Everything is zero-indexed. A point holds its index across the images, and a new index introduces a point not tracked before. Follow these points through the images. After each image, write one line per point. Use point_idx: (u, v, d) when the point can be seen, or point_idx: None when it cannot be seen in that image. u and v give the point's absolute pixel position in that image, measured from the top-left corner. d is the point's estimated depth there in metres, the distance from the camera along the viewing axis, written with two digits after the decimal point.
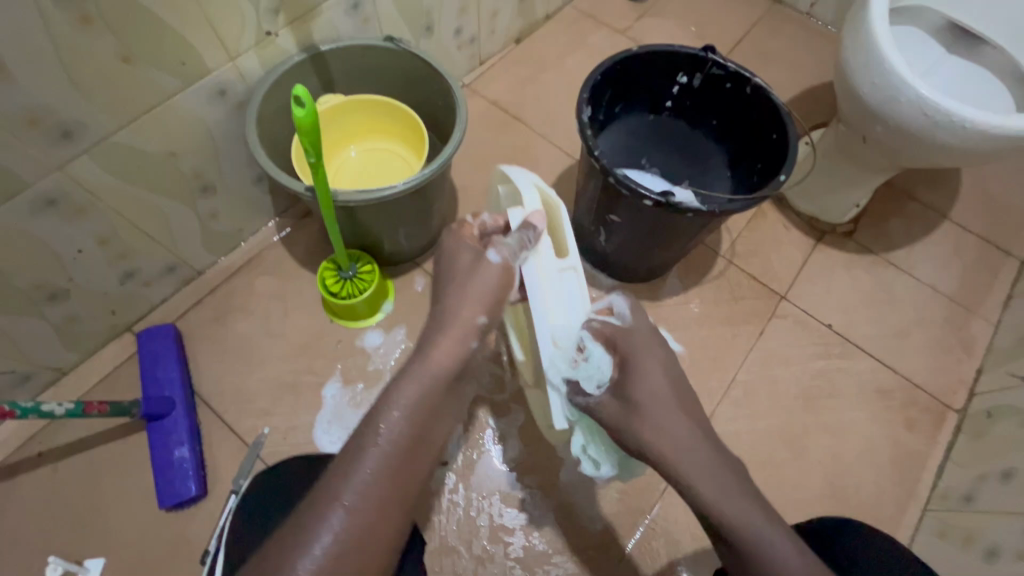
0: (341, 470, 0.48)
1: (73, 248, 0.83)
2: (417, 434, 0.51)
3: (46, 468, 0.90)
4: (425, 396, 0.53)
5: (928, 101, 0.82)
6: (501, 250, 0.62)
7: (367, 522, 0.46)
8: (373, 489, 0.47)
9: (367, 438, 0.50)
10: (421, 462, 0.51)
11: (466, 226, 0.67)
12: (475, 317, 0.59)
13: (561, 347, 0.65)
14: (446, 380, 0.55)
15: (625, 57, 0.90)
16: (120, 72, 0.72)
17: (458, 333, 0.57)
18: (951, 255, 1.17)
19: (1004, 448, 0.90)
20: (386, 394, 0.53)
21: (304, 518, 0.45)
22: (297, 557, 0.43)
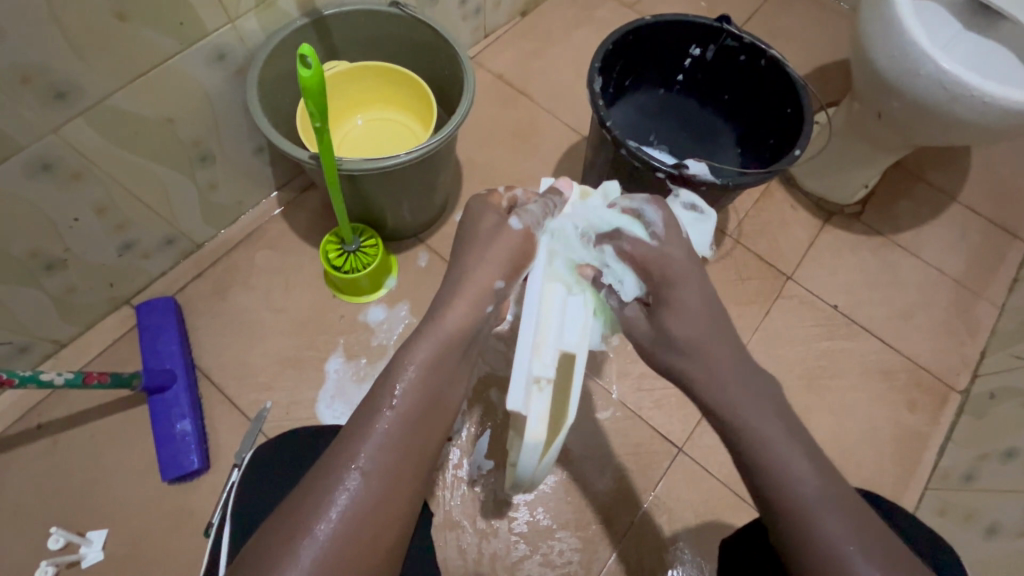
0: (354, 433, 0.47)
1: (69, 217, 0.81)
2: (432, 396, 0.50)
3: (46, 440, 0.89)
4: (439, 355, 0.51)
5: (948, 74, 0.80)
6: (524, 218, 0.59)
7: (383, 486, 0.45)
8: (388, 453, 0.46)
9: (380, 402, 0.49)
10: (436, 427, 0.50)
11: (496, 194, 0.62)
12: (492, 281, 0.55)
13: (541, 348, 0.52)
14: (460, 343, 0.53)
15: (637, 26, 0.88)
16: (115, 30, 0.69)
17: (473, 295, 0.54)
18: (958, 237, 1.16)
19: (1007, 428, 0.90)
20: (399, 356, 0.51)
21: (319, 479, 0.45)
22: (312, 518, 0.42)
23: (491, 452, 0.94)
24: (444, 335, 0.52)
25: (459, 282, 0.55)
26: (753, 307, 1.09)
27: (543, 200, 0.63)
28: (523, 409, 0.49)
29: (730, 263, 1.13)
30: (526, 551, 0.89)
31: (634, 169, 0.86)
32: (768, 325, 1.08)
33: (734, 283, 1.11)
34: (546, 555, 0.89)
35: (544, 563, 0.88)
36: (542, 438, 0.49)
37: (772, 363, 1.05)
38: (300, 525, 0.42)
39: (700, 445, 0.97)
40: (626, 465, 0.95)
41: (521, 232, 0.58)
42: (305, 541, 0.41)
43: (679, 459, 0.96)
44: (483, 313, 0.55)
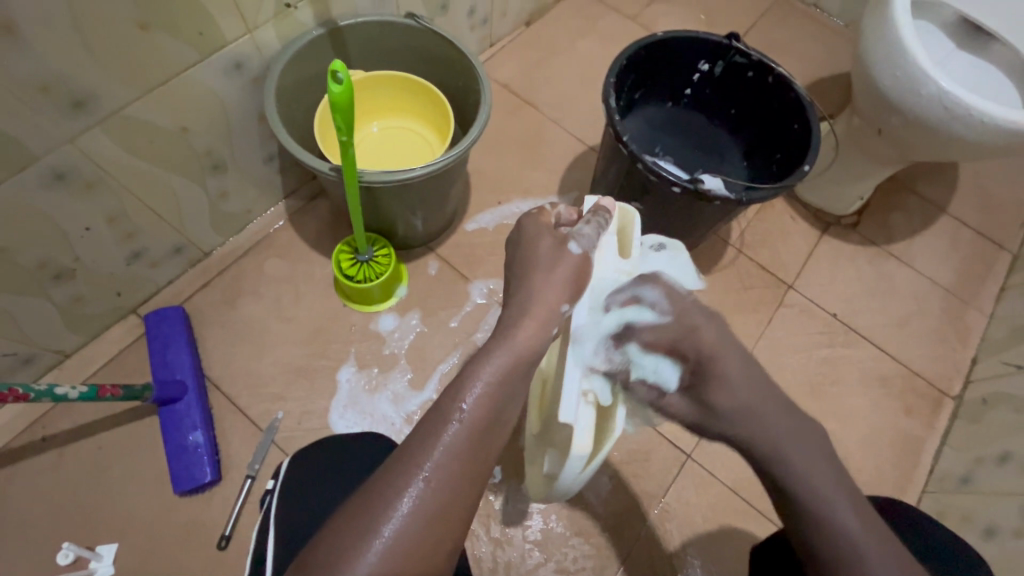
0: (421, 437, 0.48)
1: (80, 226, 0.79)
2: (492, 414, 0.50)
3: (52, 453, 0.88)
4: (503, 373, 0.52)
5: (948, 95, 0.83)
6: (581, 242, 0.61)
7: (446, 492, 0.46)
8: (452, 460, 0.47)
9: (449, 408, 0.49)
10: (497, 436, 0.50)
11: (546, 212, 0.65)
12: (559, 303, 0.57)
13: (591, 371, 0.59)
14: (526, 361, 0.53)
15: (650, 42, 0.90)
16: (136, 40, 0.68)
17: (542, 316, 0.56)
18: (949, 247, 1.20)
19: (1001, 433, 0.94)
20: (472, 365, 0.52)
21: (378, 496, 0.45)
22: (380, 520, 0.44)
23: (504, 460, 0.94)
24: (517, 350, 0.53)
25: (529, 302, 0.56)
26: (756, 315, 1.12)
27: (594, 218, 0.64)
28: (574, 421, 0.55)
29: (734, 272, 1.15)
30: (540, 558, 0.90)
31: (647, 182, 0.87)
32: (771, 333, 1.10)
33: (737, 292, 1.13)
34: (560, 562, 0.90)
35: (559, 570, 0.89)
36: (587, 450, 0.55)
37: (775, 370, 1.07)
38: (367, 526, 0.43)
39: (708, 451, 0.99)
40: (636, 472, 0.96)
41: (580, 257, 0.60)
42: (373, 543, 0.43)
43: (688, 465, 0.98)
44: (548, 335, 0.56)
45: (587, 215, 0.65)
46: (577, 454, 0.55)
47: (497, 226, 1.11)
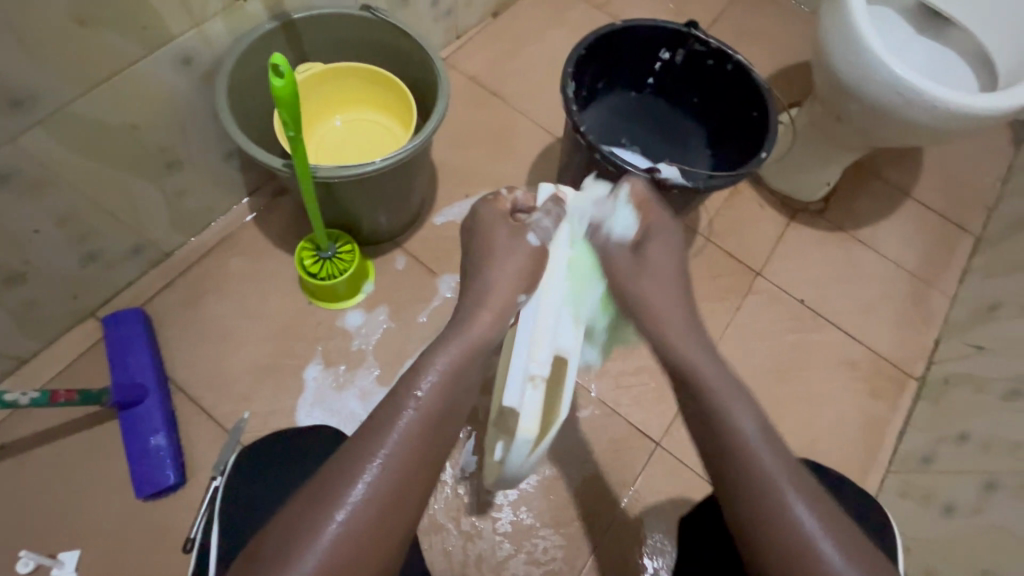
0: (375, 426, 0.48)
1: (29, 228, 0.78)
2: (446, 403, 0.50)
3: (10, 460, 0.86)
4: (457, 360, 0.53)
5: (901, 81, 0.85)
6: (539, 232, 0.64)
7: (397, 479, 0.46)
8: (405, 447, 0.47)
9: (403, 397, 0.50)
10: (450, 425, 0.51)
11: (501, 199, 0.67)
12: (515, 294, 0.59)
13: (538, 350, 0.54)
14: (480, 350, 0.55)
15: (608, 31, 0.90)
16: (75, 36, 0.66)
17: (497, 307, 0.58)
18: (913, 231, 1.22)
19: (960, 412, 0.96)
20: (425, 356, 0.52)
21: (329, 486, 0.45)
22: (331, 508, 0.43)
23: (473, 453, 0.95)
24: (469, 342, 0.54)
25: (482, 295, 0.58)
26: (725, 302, 1.12)
27: (551, 208, 0.66)
28: (517, 405, 0.53)
29: (702, 260, 1.16)
30: (510, 550, 0.90)
31: (608, 172, 0.87)
32: (739, 320, 1.11)
33: (705, 280, 1.14)
34: (531, 553, 0.90)
35: (529, 561, 0.90)
36: (533, 432, 0.51)
37: (743, 356, 1.08)
38: (317, 515, 0.43)
39: (677, 438, 0.99)
40: (606, 461, 0.97)
41: (537, 249, 0.62)
42: (325, 530, 0.43)
43: (657, 453, 0.98)
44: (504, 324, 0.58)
45: (541, 202, 0.67)
46: (523, 432, 0.51)
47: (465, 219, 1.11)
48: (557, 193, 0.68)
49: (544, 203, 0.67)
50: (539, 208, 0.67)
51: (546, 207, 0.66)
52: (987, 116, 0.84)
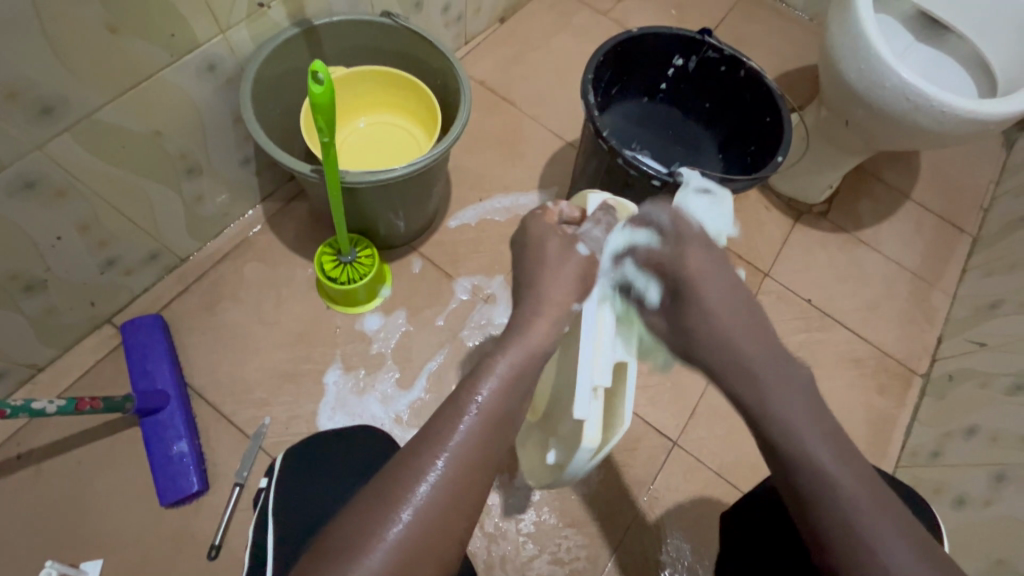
0: (437, 427, 0.49)
1: (52, 235, 0.77)
2: (506, 407, 0.51)
3: (28, 470, 0.85)
4: (524, 366, 0.53)
5: (911, 87, 0.87)
6: (589, 244, 0.64)
7: (459, 482, 0.46)
8: (469, 447, 0.47)
9: (465, 398, 0.50)
10: (509, 431, 0.51)
11: (549, 211, 0.67)
12: (570, 303, 0.59)
13: (600, 363, 0.59)
14: (541, 356, 0.55)
15: (625, 38, 0.92)
16: (106, 44, 0.66)
17: (553, 315, 0.58)
18: (914, 232, 1.25)
19: (966, 407, 0.99)
20: (484, 362, 0.53)
21: (393, 485, 0.45)
22: (397, 505, 0.43)
23: None
24: (528, 347, 0.54)
25: (538, 303, 0.58)
26: None
27: (600, 217, 0.67)
28: (585, 415, 0.57)
29: None
30: (534, 550, 0.91)
31: (628, 177, 0.89)
32: None
33: None
34: (554, 553, 0.91)
35: (553, 561, 0.91)
36: (596, 441, 0.57)
37: None
38: (381, 512, 0.43)
39: (694, 437, 1.01)
40: (625, 459, 0.98)
41: (588, 258, 0.62)
42: (391, 526, 0.42)
43: (675, 451, 1.00)
44: (559, 332, 0.58)
45: (592, 211, 0.68)
46: (586, 446, 0.57)
47: (480, 222, 1.11)
48: (605, 200, 0.69)
49: (591, 211, 0.68)
50: (589, 216, 0.67)
51: (597, 215, 0.67)
52: (991, 121, 0.87)
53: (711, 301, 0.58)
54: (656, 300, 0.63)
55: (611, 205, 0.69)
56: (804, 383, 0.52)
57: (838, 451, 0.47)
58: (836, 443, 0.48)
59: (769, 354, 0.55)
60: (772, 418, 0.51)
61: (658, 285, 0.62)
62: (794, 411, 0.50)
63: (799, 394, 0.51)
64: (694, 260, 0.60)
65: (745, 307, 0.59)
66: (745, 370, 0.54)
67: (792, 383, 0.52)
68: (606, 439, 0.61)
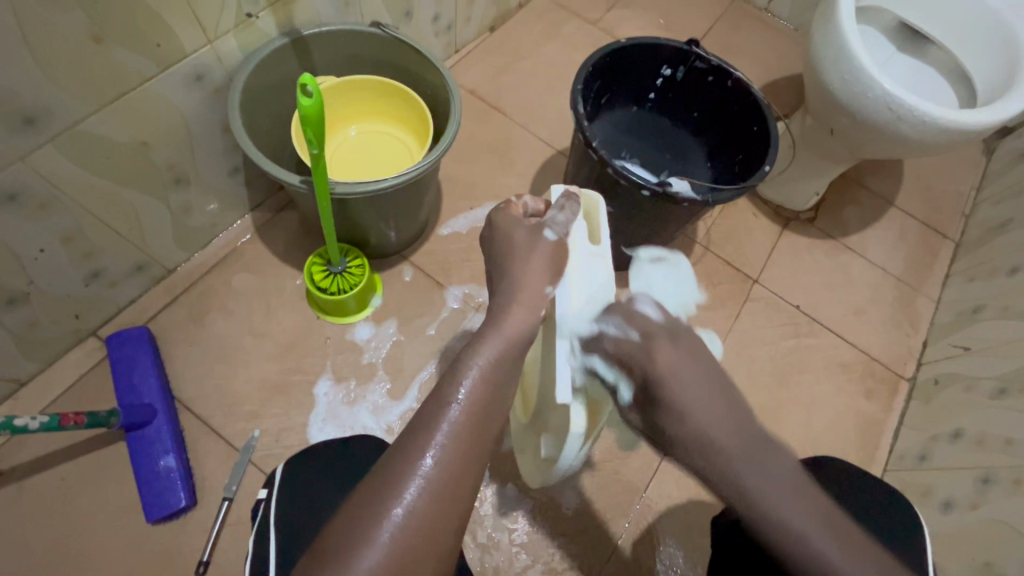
0: (420, 422, 0.48)
1: (35, 247, 0.76)
2: (489, 397, 0.50)
3: (10, 487, 0.83)
4: (503, 352, 0.53)
5: (893, 97, 0.89)
6: (556, 228, 0.62)
7: (452, 478, 0.45)
8: (456, 442, 0.47)
9: (446, 394, 0.49)
10: (496, 422, 0.51)
11: (514, 205, 0.65)
12: (543, 286, 0.58)
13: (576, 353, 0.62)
14: (521, 342, 0.55)
15: (613, 48, 0.92)
16: (91, 54, 0.65)
17: (530, 302, 0.57)
18: (898, 238, 1.27)
19: (952, 411, 1.01)
20: (463, 353, 0.52)
21: (382, 487, 0.44)
22: (387, 505, 0.43)
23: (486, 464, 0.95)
24: (505, 337, 0.54)
25: (514, 291, 0.57)
26: (725, 310, 1.16)
27: (563, 203, 0.65)
28: (568, 403, 0.60)
29: (701, 269, 1.19)
30: (528, 561, 0.90)
31: (618, 185, 0.89)
32: (739, 326, 1.15)
33: (706, 289, 1.17)
34: (548, 563, 0.91)
35: (547, 571, 0.90)
36: (583, 426, 0.61)
37: (745, 362, 1.12)
38: (376, 511, 0.42)
39: None
40: (617, 468, 0.98)
41: (556, 244, 0.61)
42: (382, 526, 0.42)
43: (667, 459, 1.00)
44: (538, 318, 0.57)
45: (555, 200, 0.66)
46: (575, 433, 0.60)
47: (470, 230, 1.11)
48: (567, 189, 0.67)
49: (556, 201, 0.66)
50: (553, 205, 0.65)
51: (562, 204, 0.65)
52: (972, 130, 0.89)
53: (686, 398, 0.55)
54: (626, 398, 0.62)
55: (572, 192, 0.67)
56: (788, 473, 0.51)
57: (826, 523, 0.47)
58: (825, 516, 0.48)
59: (746, 439, 0.53)
60: (754, 515, 0.50)
61: (629, 385, 0.61)
62: (782, 502, 0.49)
63: (788, 485, 0.50)
64: (663, 357, 0.57)
65: (720, 393, 0.56)
66: (732, 475, 0.52)
67: (767, 471, 0.51)
68: (594, 425, 0.65)
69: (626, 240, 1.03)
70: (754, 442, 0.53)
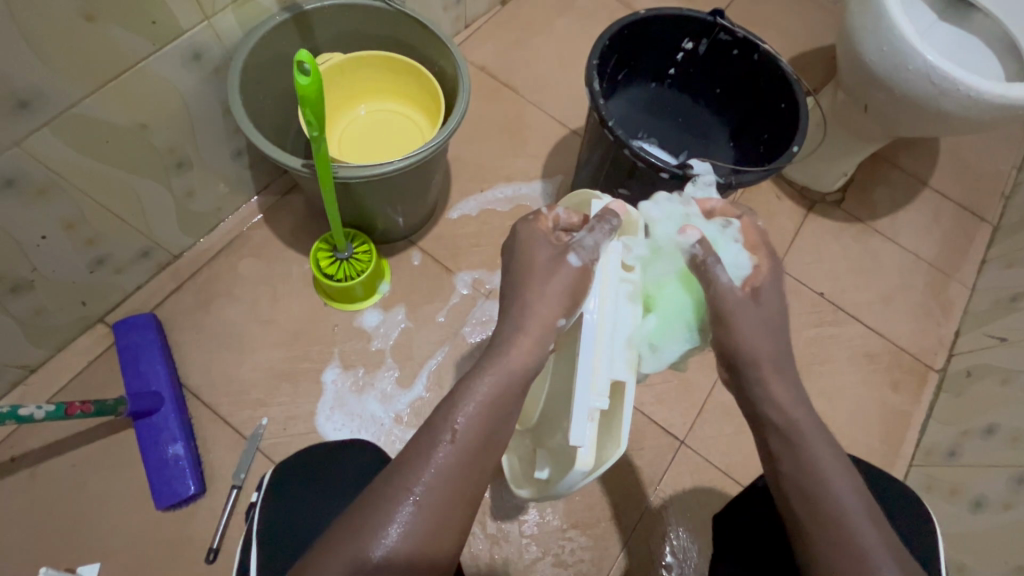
0: (411, 458, 0.47)
1: (36, 234, 0.74)
2: (485, 435, 0.49)
3: (23, 473, 0.84)
4: (501, 391, 0.50)
5: (936, 69, 0.82)
6: (583, 254, 0.56)
7: (435, 515, 0.45)
8: (442, 483, 0.46)
9: (441, 428, 0.48)
10: (491, 455, 0.49)
11: (543, 217, 0.60)
12: (555, 318, 0.54)
13: (597, 379, 0.53)
14: (522, 379, 0.52)
15: (632, 20, 0.87)
16: (84, 33, 0.63)
17: (537, 333, 0.53)
18: (931, 221, 1.21)
19: (986, 405, 0.95)
20: (462, 384, 0.51)
21: (365, 521, 0.44)
22: (368, 543, 0.43)
23: None
24: (508, 371, 0.51)
25: (536, 305, 0.53)
26: None
27: (597, 224, 0.58)
28: (580, 439, 0.52)
29: None
30: (537, 552, 0.89)
31: (634, 168, 0.85)
32: None
33: None
34: (558, 555, 0.89)
35: (556, 563, 0.89)
36: (590, 465, 0.52)
37: None
38: (355, 550, 0.43)
39: (700, 436, 0.98)
40: (630, 459, 0.96)
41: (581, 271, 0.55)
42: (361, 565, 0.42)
43: (682, 450, 0.97)
44: (544, 351, 0.53)
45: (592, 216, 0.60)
46: (580, 471, 0.53)
47: (480, 213, 1.08)
48: (607, 206, 0.61)
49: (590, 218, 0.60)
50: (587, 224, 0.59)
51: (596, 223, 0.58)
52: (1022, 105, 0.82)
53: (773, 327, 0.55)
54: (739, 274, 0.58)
55: (613, 209, 0.60)
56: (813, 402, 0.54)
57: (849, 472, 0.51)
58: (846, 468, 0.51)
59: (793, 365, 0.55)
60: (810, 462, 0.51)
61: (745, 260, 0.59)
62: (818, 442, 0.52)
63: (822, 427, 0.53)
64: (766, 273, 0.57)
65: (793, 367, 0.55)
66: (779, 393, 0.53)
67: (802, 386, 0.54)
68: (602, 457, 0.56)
69: None
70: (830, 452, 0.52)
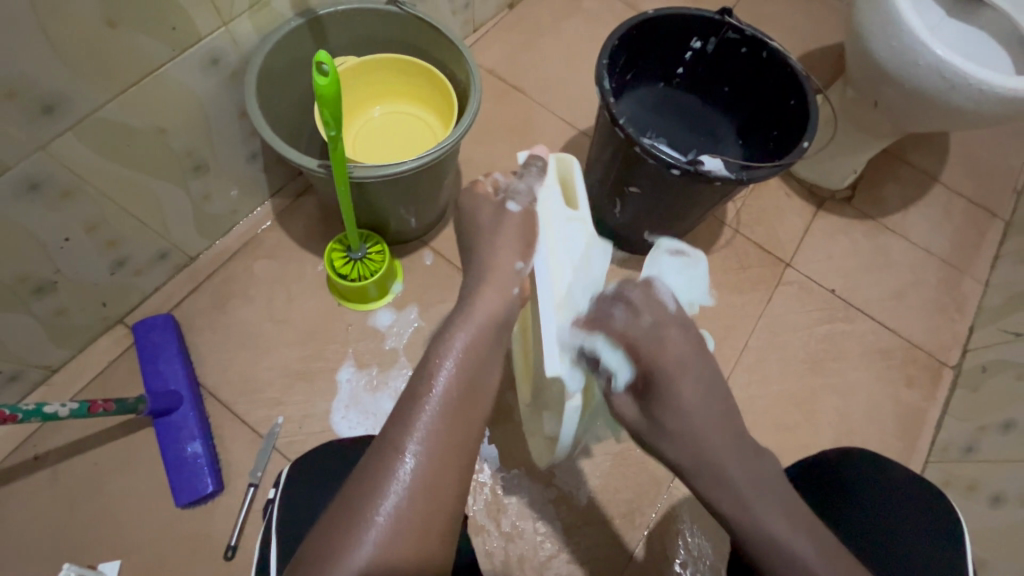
0: (400, 417, 0.48)
1: (60, 236, 0.76)
2: (467, 391, 0.50)
3: (45, 471, 0.85)
4: (473, 343, 0.53)
5: (946, 64, 0.82)
6: (520, 200, 0.62)
7: (431, 478, 0.45)
8: (435, 444, 0.47)
9: (428, 390, 0.49)
10: (476, 408, 0.51)
11: (481, 184, 0.66)
12: (513, 263, 0.58)
13: (562, 310, 0.56)
14: (494, 328, 0.55)
15: (640, 20, 0.88)
16: (107, 39, 0.64)
17: (500, 282, 0.57)
18: (942, 216, 1.20)
19: (1003, 401, 0.95)
20: (438, 342, 0.53)
21: (364, 487, 0.45)
22: (370, 508, 0.43)
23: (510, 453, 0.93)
24: (480, 321, 0.55)
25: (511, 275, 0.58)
26: (756, 293, 1.11)
27: (525, 175, 0.64)
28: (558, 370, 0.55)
29: (732, 252, 1.14)
30: (552, 550, 0.89)
31: (644, 165, 0.85)
32: (771, 311, 1.10)
33: (735, 272, 1.13)
34: (573, 553, 0.89)
35: (571, 560, 0.89)
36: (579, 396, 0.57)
37: (777, 349, 1.07)
38: (358, 518, 0.43)
39: None
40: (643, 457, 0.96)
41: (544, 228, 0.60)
42: (366, 532, 0.42)
43: None
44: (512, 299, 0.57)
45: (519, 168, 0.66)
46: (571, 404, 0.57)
47: None
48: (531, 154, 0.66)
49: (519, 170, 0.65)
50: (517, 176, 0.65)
51: (523, 172, 0.64)
52: None
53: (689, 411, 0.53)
54: (624, 384, 0.57)
55: (536, 158, 0.65)
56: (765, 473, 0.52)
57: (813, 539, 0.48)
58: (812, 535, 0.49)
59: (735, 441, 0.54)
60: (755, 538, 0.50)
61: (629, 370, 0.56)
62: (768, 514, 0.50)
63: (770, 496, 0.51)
64: (673, 349, 0.55)
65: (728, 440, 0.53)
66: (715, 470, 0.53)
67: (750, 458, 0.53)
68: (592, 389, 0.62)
69: (654, 226, 1.00)
70: (796, 515, 0.50)
